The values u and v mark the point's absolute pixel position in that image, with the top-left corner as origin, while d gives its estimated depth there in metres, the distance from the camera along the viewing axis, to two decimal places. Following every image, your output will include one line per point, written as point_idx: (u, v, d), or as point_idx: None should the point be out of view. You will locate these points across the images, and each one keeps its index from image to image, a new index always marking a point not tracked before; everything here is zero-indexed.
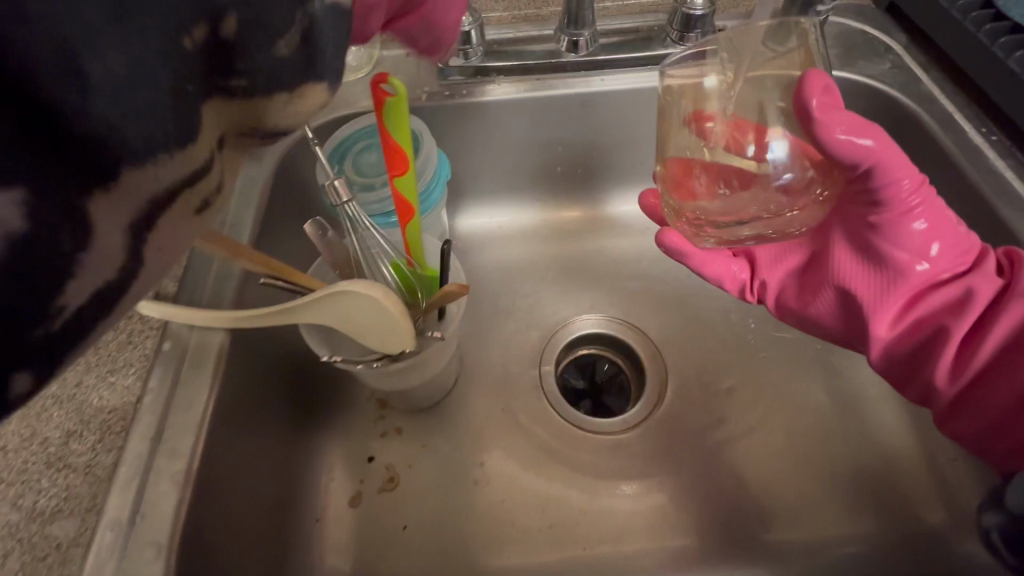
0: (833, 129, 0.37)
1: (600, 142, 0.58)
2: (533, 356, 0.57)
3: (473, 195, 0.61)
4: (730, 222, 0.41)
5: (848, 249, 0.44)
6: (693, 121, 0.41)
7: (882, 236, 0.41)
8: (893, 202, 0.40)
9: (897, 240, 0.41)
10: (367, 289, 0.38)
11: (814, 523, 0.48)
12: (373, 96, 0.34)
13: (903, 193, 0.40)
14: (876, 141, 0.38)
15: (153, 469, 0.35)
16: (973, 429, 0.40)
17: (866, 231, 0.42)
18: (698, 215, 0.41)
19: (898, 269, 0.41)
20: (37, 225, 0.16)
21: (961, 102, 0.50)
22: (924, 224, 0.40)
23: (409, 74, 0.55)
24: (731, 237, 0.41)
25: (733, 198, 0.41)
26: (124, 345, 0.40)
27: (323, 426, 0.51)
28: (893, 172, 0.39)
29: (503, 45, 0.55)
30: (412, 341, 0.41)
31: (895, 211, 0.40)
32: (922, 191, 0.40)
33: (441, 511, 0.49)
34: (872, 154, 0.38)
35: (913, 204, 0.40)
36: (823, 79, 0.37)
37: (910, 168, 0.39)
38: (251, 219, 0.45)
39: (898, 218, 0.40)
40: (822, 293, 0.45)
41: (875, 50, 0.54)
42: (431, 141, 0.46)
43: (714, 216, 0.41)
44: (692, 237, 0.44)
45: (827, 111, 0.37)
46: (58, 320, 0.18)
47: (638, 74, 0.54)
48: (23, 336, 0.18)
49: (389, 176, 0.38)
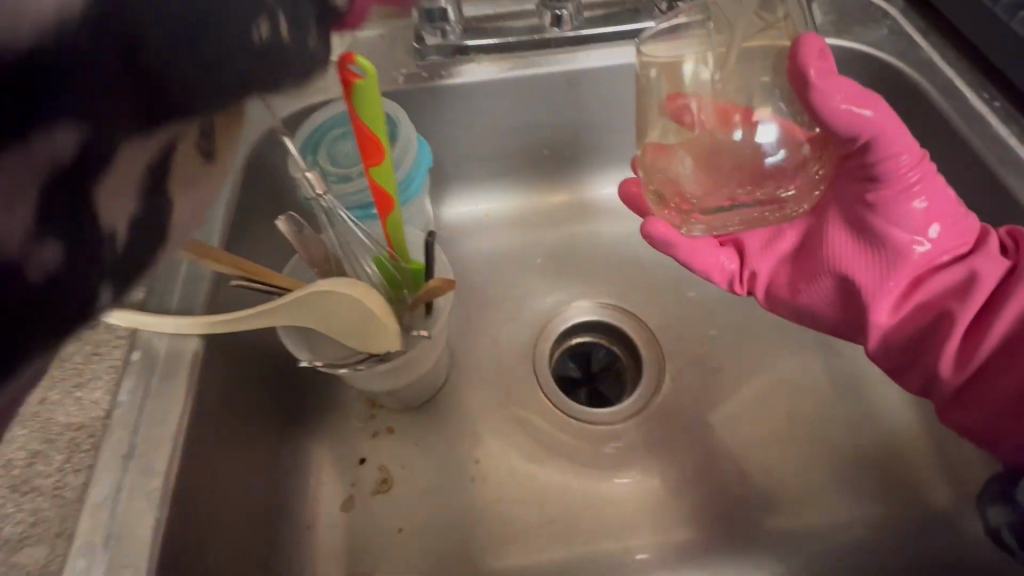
0: (831, 97, 0.36)
1: (588, 122, 0.55)
2: (526, 348, 0.55)
3: (457, 183, 0.59)
4: (721, 206, 0.39)
5: (845, 230, 0.41)
6: (672, 106, 0.38)
7: (882, 216, 0.39)
8: (894, 176, 0.38)
9: (897, 219, 0.39)
10: (346, 290, 0.35)
11: (818, 506, 0.47)
12: (340, 77, 0.31)
13: (902, 168, 0.38)
14: (874, 111, 0.36)
15: (126, 488, 0.33)
16: (979, 415, 0.39)
17: (864, 211, 0.40)
18: (686, 201, 0.39)
19: (899, 251, 0.39)
20: (90, 150, 0.17)
21: (962, 67, 0.48)
22: (925, 201, 0.39)
23: (383, 57, 0.52)
24: (720, 224, 0.40)
25: (724, 180, 0.39)
26: (91, 357, 0.38)
27: (311, 429, 0.49)
28: (892, 144, 0.37)
29: (482, 22, 0.53)
30: (399, 340, 0.38)
31: (895, 187, 0.38)
32: (921, 166, 0.38)
33: (438, 512, 0.48)
34: (871, 125, 0.36)
35: (913, 180, 0.38)
36: (818, 45, 0.36)
37: (909, 140, 0.38)
38: (221, 217, 0.43)
39: (898, 195, 0.39)
40: (817, 279, 0.42)
41: (871, 16, 0.52)
42: (409, 125, 0.43)
43: (705, 200, 0.39)
44: (681, 224, 0.41)
45: (823, 77, 0.36)
46: (118, 244, 0.18)
47: (625, 48, 0.51)
48: (93, 261, 0.18)
49: (365, 165, 0.35)
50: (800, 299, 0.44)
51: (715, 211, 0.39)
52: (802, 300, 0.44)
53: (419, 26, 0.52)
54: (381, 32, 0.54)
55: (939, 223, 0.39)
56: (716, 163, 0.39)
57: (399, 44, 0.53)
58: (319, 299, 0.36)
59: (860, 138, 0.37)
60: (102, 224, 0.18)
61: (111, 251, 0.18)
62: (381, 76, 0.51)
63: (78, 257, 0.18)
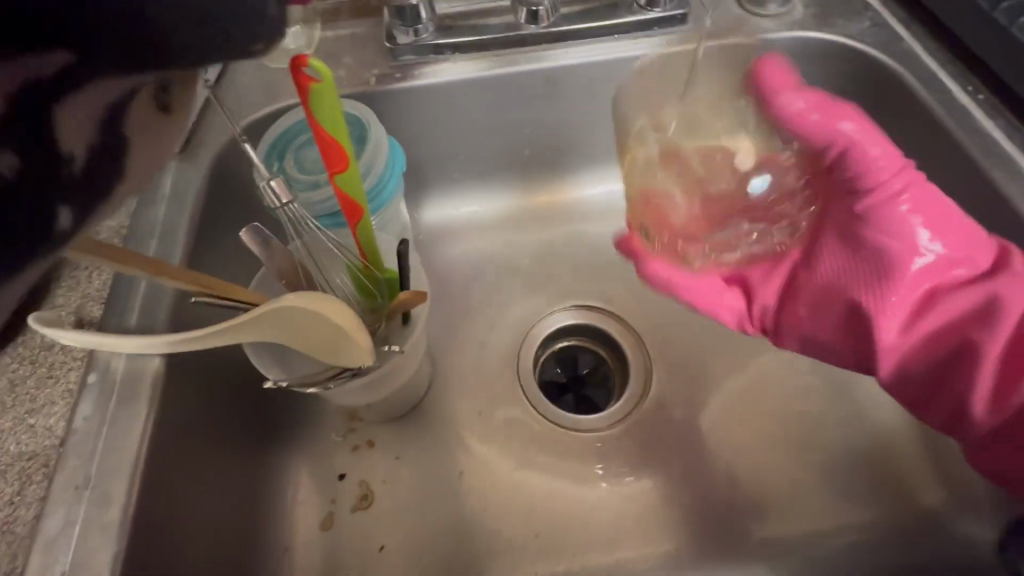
0: (803, 113, 0.41)
1: (568, 122, 0.54)
2: (510, 354, 0.53)
3: (437, 186, 0.57)
4: (706, 250, 0.45)
5: (844, 247, 0.42)
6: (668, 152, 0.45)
7: (877, 226, 0.40)
8: (881, 185, 0.39)
9: (895, 229, 0.39)
10: (313, 304, 0.34)
11: (808, 509, 0.46)
12: (295, 81, 0.29)
13: (887, 177, 0.39)
14: (853, 124, 0.40)
15: (82, 520, 0.31)
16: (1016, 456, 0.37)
17: (869, 236, 0.40)
18: (679, 246, 0.44)
19: (902, 262, 0.39)
20: (62, 78, 0.19)
21: (945, 60, 0.47)
22: (921, 208, 0.39)
23: (354, 57, 0.50)
24: (715, 260, 0.45)
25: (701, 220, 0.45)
26: (44, 380, 0.35)
27: (288, 445, 0.48)
28: (864, 153, 0.40)
29: (456, 19, 0.50)
30: (369, 355, 0.37)
31: (886, 195, 0.39)
32: (909, 175, 0.39)
33: (421, 527, 0.46)
34: (844, 137, 0.40)
35: (903, 187, 0.39)
36: (781, 69, 0.42)
37: (887, 152, 0.40)
38: (184, 229, 0.41)
39: (891, 204, 0.39)
40: (828, 309, 0.42)
41: (853, 8, 0.51)
42: (378, 128, 0.41)
43: (686, 239, 0.44)
44: (687, 259, 0.45)
45: (817, 107, 0.41)
46: (77, 167, 0.20)
47: (604, 45, 0.50)
48: (57, 175, 0.19)
49: (329, 173, 0.33)
50: (812, 326, 0.43)
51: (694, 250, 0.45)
52: (813, 330, 0.42)
53: (390, 23, 0.50)
54: (351, 31, 0.52)
55: (942, 231, 0.38)
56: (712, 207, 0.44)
57: (371, 44, 0.51)
58: (284, 316, 0.34)
59: (838, 148, 0.40)
60: (62, 145, 0.19)
61: (72, 172, 0.20)
62: (353, 77, 0.49)
63: (38, 171, 0.19)
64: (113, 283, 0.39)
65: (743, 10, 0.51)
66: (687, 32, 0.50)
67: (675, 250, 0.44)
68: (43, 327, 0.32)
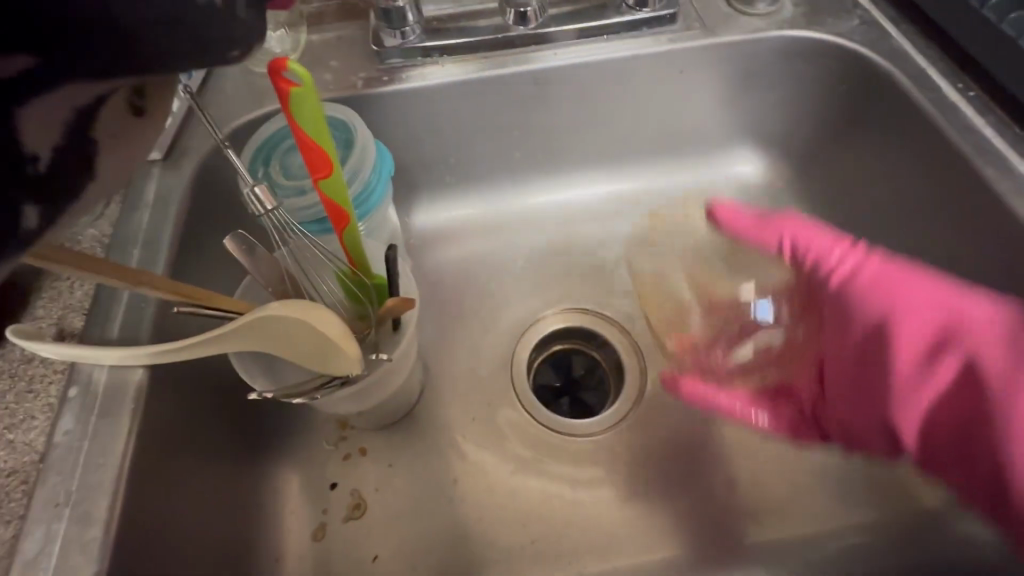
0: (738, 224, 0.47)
1: (558, 124, 0.54)
2: (503, 358, 0.53)
3: (427, 190, 0.56)
4: (725, 362, 0.51)
5: (834, 330, 0.43)
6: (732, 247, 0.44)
7: (846, 308, 0.42)
8: (829, 270, 0.43)
9: (862, 306, 0.41)
10: (298, 313, 0.33)
11: (804, 510, 0.46)
12: (275, 86, 0.29)
13: (836, 263, 0.43)
14: (785, 229, 0.46)
15: (62, 538, 0.31)
16: None
17: (849, 323, 0.42)
18: (698, 363, 0.51)
19: (883, 335, 0.40)
20: (28, 77, 0.18)
21: (935, 57, 0.47)
22: (877, 283, 0.41)
23: (341, 60, 0.50)
24: (732, 370, 0.50)
25: (722, 333, 0.51)
26: (24, 395, 0.34)
27: (278, 454, 0.47)
28: (808, 248, 0.45)
29: (443, 21, 0.50)
30: (360, 365, 0.35)
31: (840, 277, 0.43)
32: (857, 257, 0.43)
33: (414, 536, 0.46)
34: (787, 240, 0.46)
35: (855, 267, 0.42)
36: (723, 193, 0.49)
37: (830, 244, 0.44)
38: (168, 238, 0.40)
39: (850, 285, 0.42)
40: (836, 399, 0.43)
41: (842, 6, 0.50)
42: (364, 131, 0.41)
43: (706, 353, 0.51)
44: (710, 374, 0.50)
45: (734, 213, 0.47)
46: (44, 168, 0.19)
47: (592, 46, 0.49)
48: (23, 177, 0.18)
49: (312, 179, 0.33)
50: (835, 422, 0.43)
51: (715, 355, 0.51)
52: (839, 425, 0.43)
53: (377, 25, 0.49)
54: (337, 34, 0.51)
55: (906, 300, 0.40)
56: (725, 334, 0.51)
57: (358, 47, 0.50)
58: (271, 323, 0.33)
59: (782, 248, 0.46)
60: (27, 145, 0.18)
61: (39, 173, 0.19)
62: (339, 81, 0.48)
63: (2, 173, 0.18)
64: (94, 294, 0.38)
65: (732, 8, 0.51)
66: (675, 32, 0.50)
67: (700, 368, 0.50)
68: (25, 338, 0.31)
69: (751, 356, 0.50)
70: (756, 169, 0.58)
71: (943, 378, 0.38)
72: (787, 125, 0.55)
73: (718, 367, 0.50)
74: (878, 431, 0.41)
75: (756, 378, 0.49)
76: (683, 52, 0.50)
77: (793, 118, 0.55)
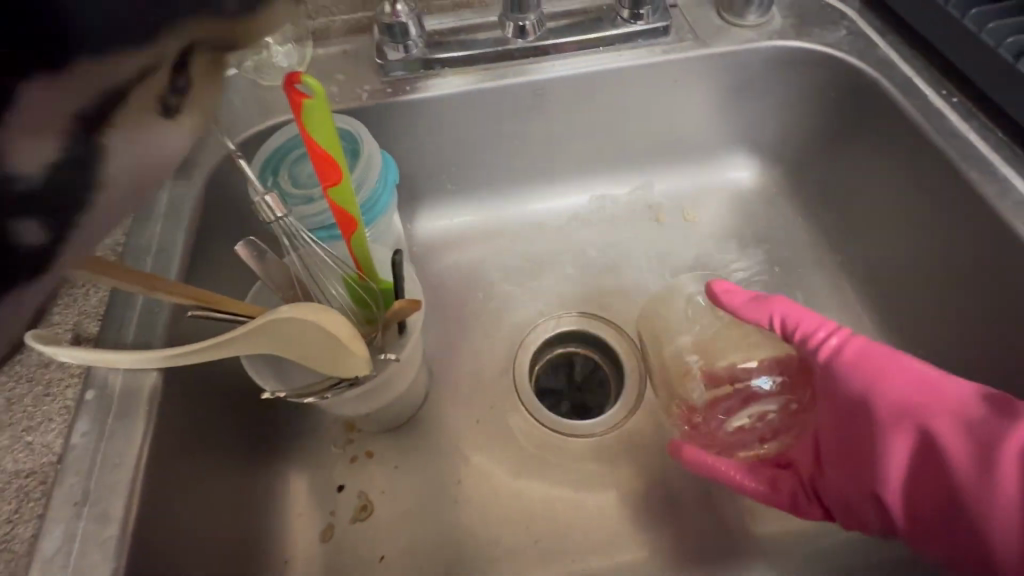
0: (737, 300, 0.47)
1: (557, 133, 0.55)
2: (506, 362, 0.54)
3: (430, 198, 0.58)
4: (726, 434, 0.48)
5: (825, 405, 0.43)
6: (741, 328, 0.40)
7: (835, 385, 0.43)
8: (817, 346, 0.44)
9: (849, 385, 0.42)
10: (311, 314, 0.34)
11: None
12: (288, 98, 0.30)
13: (825, 341, 0.44)
14: (781, 306, 0.46)
15: (79, 537, 0.31)
16: None
17: (836, 398, 0.42)
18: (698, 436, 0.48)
19: (871, 413, 0.40)
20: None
21: (919, 66, 0.48)
22: (865, 363, 0.42)
23: (346, 73, 0.51)
24: (731, 445, 0.47)
25: (720, 401, 0.48)
26: (40, 399, 0.35)
27: (286, 457, 0.48)
28: (800, 325, 0.45)
29: (445, 35, 0.51)
30: (367, 364, 0.37)
31: (827, 353, 0.44)
32: (845, 336, 0.44)
33: (420, 536, 0.46)
34: (778, 318, 0.46)
35: (842, 346, 0.43)
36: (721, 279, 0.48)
37: (821, 322, 0.45)
38: (181, 245, 0.41)
39: (836, 361, 0.43)
40: (826, 470, 0.43)
41: (830, 17, 0.52)
42: (371, 141, 0.42)
43: (704, 416, 0.48)
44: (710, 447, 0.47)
45: (729, 291, 0.47)
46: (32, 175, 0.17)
47: (590, 57, 0.51)
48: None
49: (322, 187, 0.34)
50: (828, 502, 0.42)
51: (713, 427, 0.48)
52: (831, 504, 0.42)
53: (380, 40, 0.51)
54: (343, 48, 0.53)
55: (890, 381, 0.40)
56: (723, 405, 0.48)
57: (363, 60, 0.52)
58: (282, 329, 0.34)
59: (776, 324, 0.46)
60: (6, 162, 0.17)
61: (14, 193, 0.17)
62: (344, 93, 0.50)
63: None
64: (108, 300, 0.39)
65: (724, 20, 0.53)
66: (670, 43, 0.52)
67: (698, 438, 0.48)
68: (43, 345, 0.32)
69: (749, 424, 0.48)
70: (750, 175, 0.60)
71: (928, 462, 0.38)
72: (780, 132, 0.57)
73: (714, 439, 0.47)
74: (870, 508, 0.40)
75: (751, 454, 0.47)
76: (677, 64, 0.52)
77: (785, 125, 0.56)
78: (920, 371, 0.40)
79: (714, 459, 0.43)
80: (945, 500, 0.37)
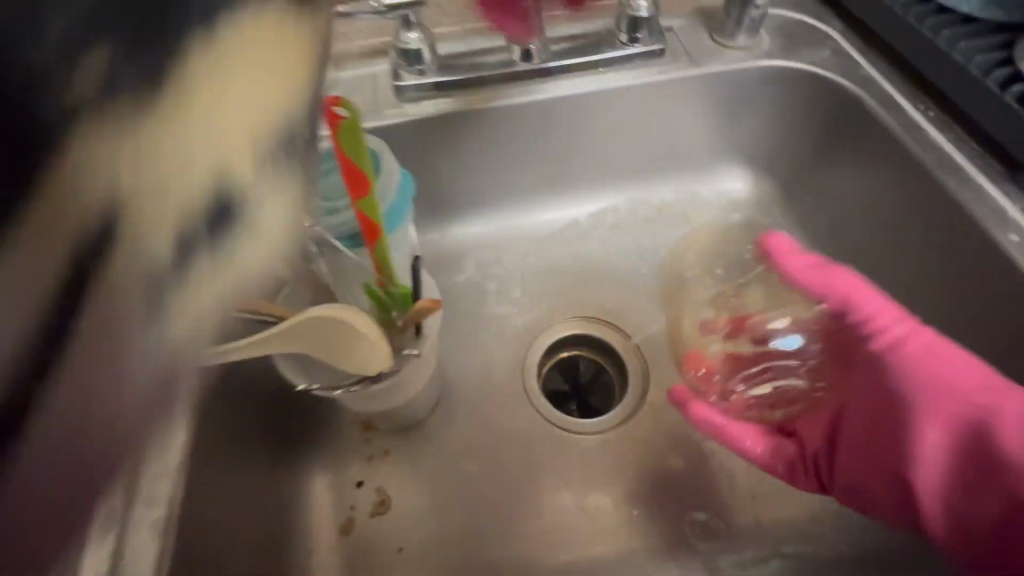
0: (798, 265, 0.50)
1: (561, 148, 0.59)
2: (515, 364, 0.57)
3: (442, 210, 0.61)
4: (740, 392, 0.54)
5: (869, 387, 0.46)
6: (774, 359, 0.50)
7: (884, 371, 0.45)
8: (879, 332, 0.46)
9: (904, 376, 0.44)
10: (341, 313, 0.37)
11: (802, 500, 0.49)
12: (326, 119, 0.34)
13: (887, 330, 0.46)
14: (839, 281, 0.49)
15: (130, 520, 0.34)
16: None
17: (883, 383, 0.45)
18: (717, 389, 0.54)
19: (916, 406, 0.42)
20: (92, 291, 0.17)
21: (899, 83, 0.52)
22: (924, 359, 0.44)
23: (364, 94, 0.55)
24: (747, 403, 0.53)
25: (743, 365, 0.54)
26: None
27: (308, 455, 0.50)
28: (859, 306, 0.48)
29: (455, 58, 0.55)
30: (390, 361, 0.40)
31: (886, 342, 0.46)
32: (907, 327, 0.46)
33: (437, 529, 0.49)
34: (838, 294, 0.49)
35: (901, 336, 0.45)
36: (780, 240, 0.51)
37: (884, 307, 0.47)
38: None
39: (894, 348, 0.45)
40: (854, 453, 0.45)
41: (815, 38, 0.56)
42: (391, 157, 0.46)
43: (721, 377, 0.54)
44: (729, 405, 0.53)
45: (791, 255, 0.51)
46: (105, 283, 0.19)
47: (591, 77, 0.55)
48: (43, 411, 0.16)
49: (351, 198, 0.38)
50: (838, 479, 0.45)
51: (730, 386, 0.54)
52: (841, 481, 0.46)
53: (395, 63, 0.55)
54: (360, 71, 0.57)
55: (946, 381, 0.42)
56: (741, 363, 0.55)
57: (379, 82, 0.56)
58: (310, 326, 0.38)
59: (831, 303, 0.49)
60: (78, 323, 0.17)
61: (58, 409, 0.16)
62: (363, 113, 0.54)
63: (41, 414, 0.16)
64: None
65: (715, 41, 0.56)
66: (665, 64, 0.56)
67: (717, 393, 0.54)
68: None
69: (768, 391, 0.53)
70: (745, 185, 0.63)
71: (963, 457, 0.40)
72: (772, 145, 0.60)
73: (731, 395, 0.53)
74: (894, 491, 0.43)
75: (761, 416, 0.53)
76: (672, 82, 0.55)
77: (776, 139, 0.60)
78: (976, 376, 0.42)
79: (721, 419, 0.49)
80: (977, 495, 0.39)
